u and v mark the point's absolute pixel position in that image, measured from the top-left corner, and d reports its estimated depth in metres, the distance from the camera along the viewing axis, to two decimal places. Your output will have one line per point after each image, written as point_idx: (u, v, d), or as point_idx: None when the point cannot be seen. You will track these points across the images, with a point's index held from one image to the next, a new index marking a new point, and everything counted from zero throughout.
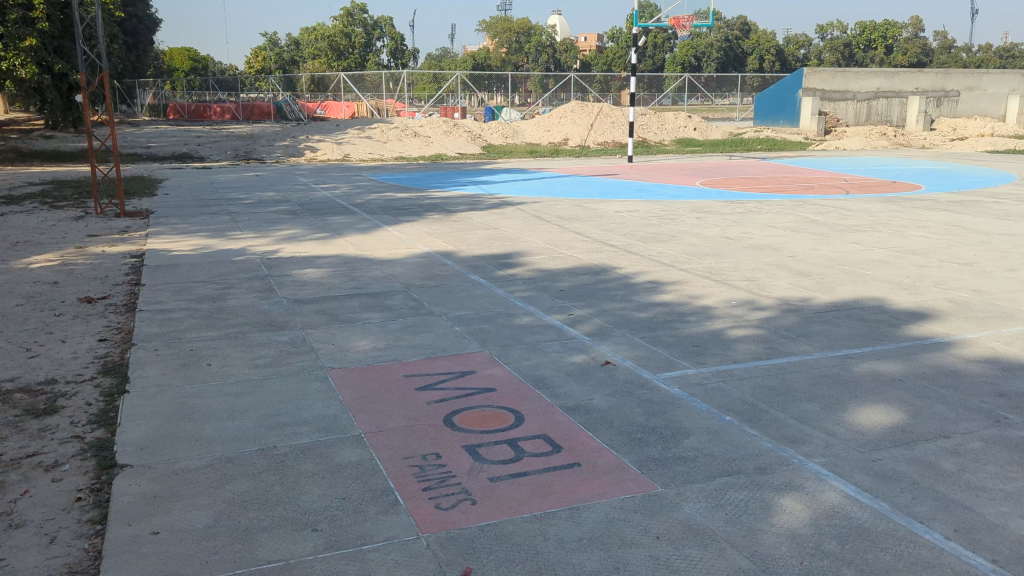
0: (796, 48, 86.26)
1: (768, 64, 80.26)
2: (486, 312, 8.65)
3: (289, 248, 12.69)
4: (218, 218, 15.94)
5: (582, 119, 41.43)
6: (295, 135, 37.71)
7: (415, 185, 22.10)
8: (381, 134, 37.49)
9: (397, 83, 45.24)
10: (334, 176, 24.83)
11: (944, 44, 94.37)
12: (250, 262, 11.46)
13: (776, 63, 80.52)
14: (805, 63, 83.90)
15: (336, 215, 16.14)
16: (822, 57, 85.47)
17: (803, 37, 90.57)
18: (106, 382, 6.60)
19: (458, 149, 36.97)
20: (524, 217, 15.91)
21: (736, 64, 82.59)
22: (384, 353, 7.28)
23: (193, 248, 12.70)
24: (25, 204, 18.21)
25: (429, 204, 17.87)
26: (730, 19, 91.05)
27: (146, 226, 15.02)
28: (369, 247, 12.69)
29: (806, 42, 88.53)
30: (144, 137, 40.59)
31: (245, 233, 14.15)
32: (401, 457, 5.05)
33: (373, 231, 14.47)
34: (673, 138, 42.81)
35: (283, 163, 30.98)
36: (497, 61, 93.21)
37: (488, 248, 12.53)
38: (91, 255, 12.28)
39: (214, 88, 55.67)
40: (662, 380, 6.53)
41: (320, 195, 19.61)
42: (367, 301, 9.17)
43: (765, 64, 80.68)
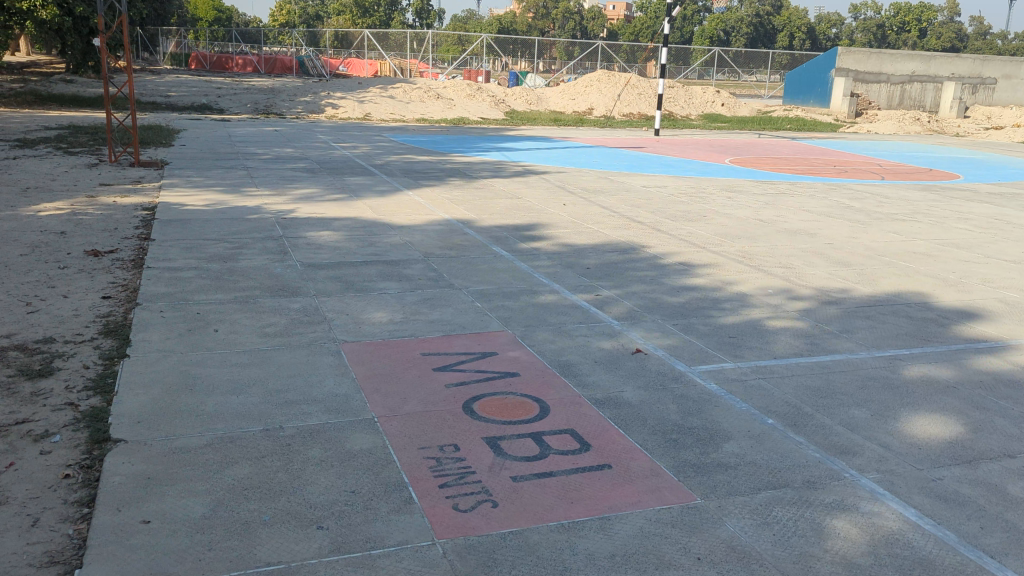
0: (828, 27, 84.49)
1: (799, 42, 78.72)
2: (508, 289, 8.22)
3: (305, 207, 12.27)
4: (234, 172, 15.53)
5: (608, 88, 40.59)
6: (316, 91, 37.11)
7: (437, 148, 21.58)
8: (403, 94, 36.83)
9: (421, 43, 44.43)
10: (355, 135, 24.34)
11: (980, 29, 92.17)
12: (264, 222, 11.05)
13: (806, 41, 78.96)
14: (837, 42, 82.20)
15: (355, 176, 15.70)
16: (854, 38, 83.70)
17: (836, 17, 88.63)
18: (107, 344, 6.20)
19: (481, 113, 36.28)
20: (548, 188, 15.41)
21: (766, 40, 81.00)
22: (401, 327, 6.88)
23: (206, 203, 12.29)
24: (39, 148, 17.85)
25: (451, 169, 17.38)
26: None
27: (160, 177, 14.64)
28: (388, 211, 12.25)
29: (838, 22, 86.70)
30: (164, 85, 40.09)
31: (261, 189, 13.72)
32: (417, 447, 4.65)
33: (392, 193, 14.03)
34: (700, 114, 41.83)
35: (303, 119, 30.45)
36: (524, 26, 91.90)
37: (511, 218, 12.07)
38: (101, 205, 11.89)
39: (237, 39, 54.97)
40: (697, 374, 6.09)
41: (339, 154, 19.16)
42: (384, 269, 8.76)
43: (795, 42, 79.08)
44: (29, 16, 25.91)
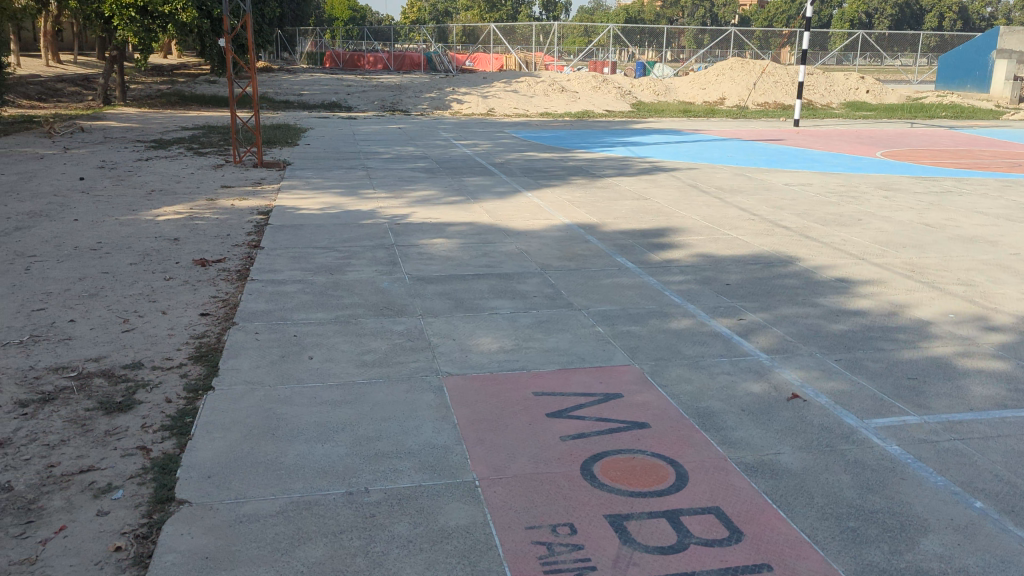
0: (983, 6, 77.94)
1: (949, 22, 73.20)
2: (636, 310, 7.24)
3: (421, 211, 11.71)
4: (354, 173, 15.22)
5: (742, 77, 38.46)
6: (442, 86, 37.00)
7: (560, 144, 20.68)
8: (528, 88, 36.16)
9: (546, 36, 43.70)
10: (477, 131, 23.82)
11: None
12: (376, 228, 10.52)
13: (958, 22, 73.08)
14: (993, 22, 75.79)
15: (474, 176, 15.06)
16: (1012, 17, 77.11)
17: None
18: (194, 372, 5.69)
19: (607, 106, 35.11)
20: (678, 186, 14.25)
21: (913, 22, 75.60)
22: (512, 356, 6.05)
23: (321, 206, 11.92)
24: (171, 149, 18.24)
25: (575, 167, 16.46)
26: None
27: (281, 178, 14.49)
28: (506, 215, 11.49)
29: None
30: (298, 84, 41.13)
31: (378, 191, 13.28)
32: (523, 527, 3.80)
33: (511, 194, 13.28)
34: (842, 102, 38.94)
35: (427, 116, 30.30)
36: (652, 15, 89.61)
37: (638, 222, 11.04)
38: (220, 208, 11.72)
39: (369, 37, 56.04)
40: (872, 433, 4.94)
41: (460, 152, 18.62)
42: (497, 284, 7.96)
43: (945, 22, 73.41)
44: (170, 20, 26.84)
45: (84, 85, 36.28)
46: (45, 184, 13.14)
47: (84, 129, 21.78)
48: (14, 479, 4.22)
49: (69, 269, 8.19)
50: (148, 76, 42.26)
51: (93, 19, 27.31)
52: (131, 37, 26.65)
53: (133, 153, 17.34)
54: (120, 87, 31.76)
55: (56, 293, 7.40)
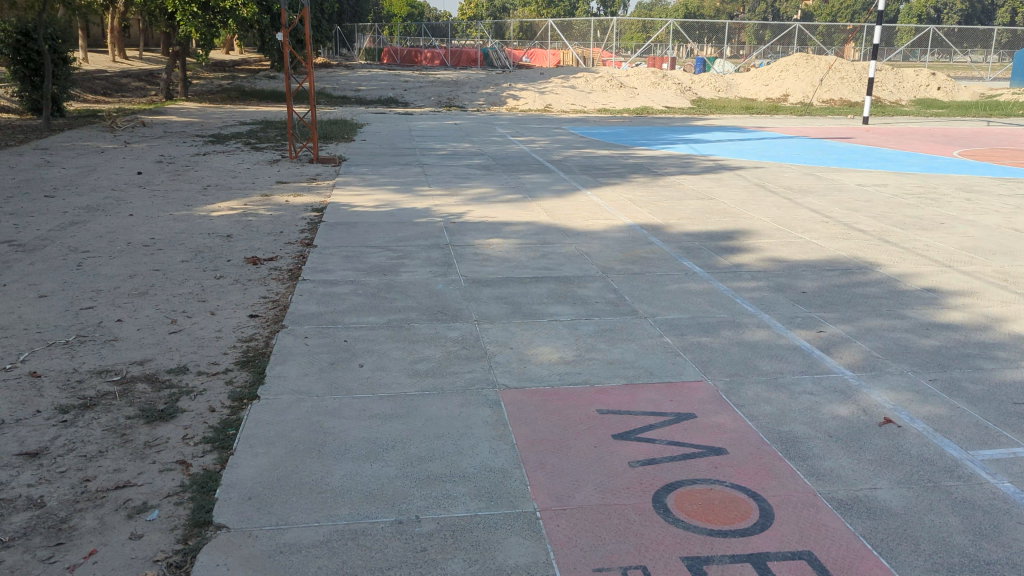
0: None
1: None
2: (705, 319, 6.76)
3: (477, 209, 11.38)
4: (409, 169, 14.97)
5: (807, 73, 37.27)
6: (498, 82, 36.67)
7: (618, 141, 20.15)
8: (585, 84, 35.58)
9: (604, 31, 43.02)
10: (534, 128, 23.41)
11: None
12: (431, 227, 10.21)
13: None
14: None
15: (531, 173, 14.67)
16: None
17: None
18: (240, 379, 5.42)
19: (666, 102, 34.33)
20: (744, 185, 13.63)
21: (985, 17, 72.79)
22: (574, 368, 5.64)
23: (376, 204, 11.66)
24: (229, 144, 18.25)
25: (635, 165, 15.94)
26: None
27: (336, 174, 14.32)
28: (565, 214, 11.07)
29: None
30: (356, 80, 41.23)
31: (434, 188, 12.99)
32: (590, 569, 3.41)
33: (570, 193, 12.86)
34: (912, 99, 37.44)
35: (484, 112, 29.98)
36: (711, 10, 87.98)
37: (704, 224, 10.52)
38: (274, 204, 11.55)
39: (426, 33, 56.08)
40: (980, 467, 4.41)
41: (516, 149, 18.24)
42: (557, 289, 7.57)
43: (1019, 17, 70.44)
44: (230, 15, 27.03)
45: (148, 81, 36.92)
46: (104, 178, 13.17)
47: (145, 124, 22.01)
48: (47, 494, 3.98)
49: (120, 266, 8.05)
50: (210, 71, 42.87)
51: (157, 14, 27.67)
52: (193, 32, 26.90)
53: (191, 148, 17.37)
54: (182, 82, 32.20)
55: (106, 291, 7.24)
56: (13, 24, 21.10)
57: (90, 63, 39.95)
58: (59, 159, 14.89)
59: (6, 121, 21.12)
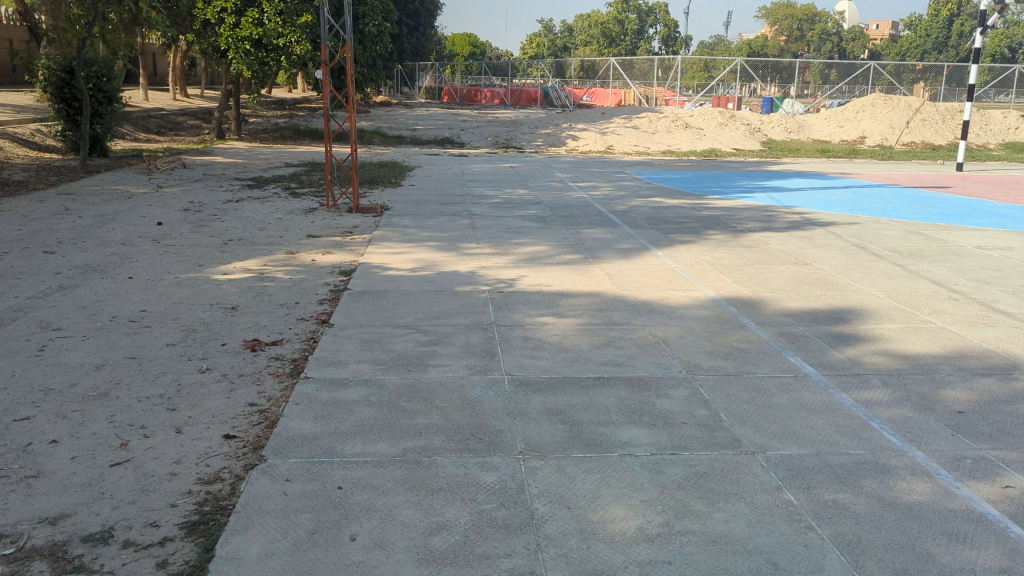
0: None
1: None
2: (837, 458, 4.86)
3: (530, 273, 9.71)
4: (456, 220, 13.42)
5: (886, 114, 34.86)
6: (558, 122, 35.23)
7: (688, 188, 18.30)
8: (649, 125, 33.90)
9: (668, 71, 41.40)
10: (595, 172, 21.74)
11: None
12: (473, 298, 8.54)
13: None
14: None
15: (592, 227, 12.97)
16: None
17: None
18: (178, 557, 3.80)
19: (735, 144, 32.38)
20: (841, 244, 11.65)
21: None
22: (660, 554, 3.85)
23: (412, 266, 10.06)
24: (267, 189, 17.06)
25: (709, 217, 14.09)
26: None
27: (374, 226, 12.85)
28: (632, 282, 9.29)
29: None
30: (413, 119, 40.37)
31: (480, 245, 11.37)
32: None
33: (639, 252, 11.13)
34: (1001, 141, 34.48)
35: (542, 154, 28.50)
36: (776, 49, 85.92)
37: (804, 298, 8.62)
38: (297, 266, 10.09)
39: (487, 72, 55.23)
40: None
41: (575, 197, 16.59)
42: (629, 399, 5.76)
43: None
44: (283, 52, 26.23)
45: (204, 118, 36.61)
46: (119, 228, 11.97)
47: (186, 165, 21.09)
48: None
49: (88, 352, 6.62)
50: (269, 110, 42.56)
51: (210, 52, 27.09)
52: (245, 69, 26.16)
53: (227, 193, 16.20)
54: (236, 120, 31.62)
55: (58, 391, 5.79)
56: (57, 60, 20.48)
57: (151, 101, 39.95)
58: (80, 206, 13.82)
59: (47, 161, 20.44)
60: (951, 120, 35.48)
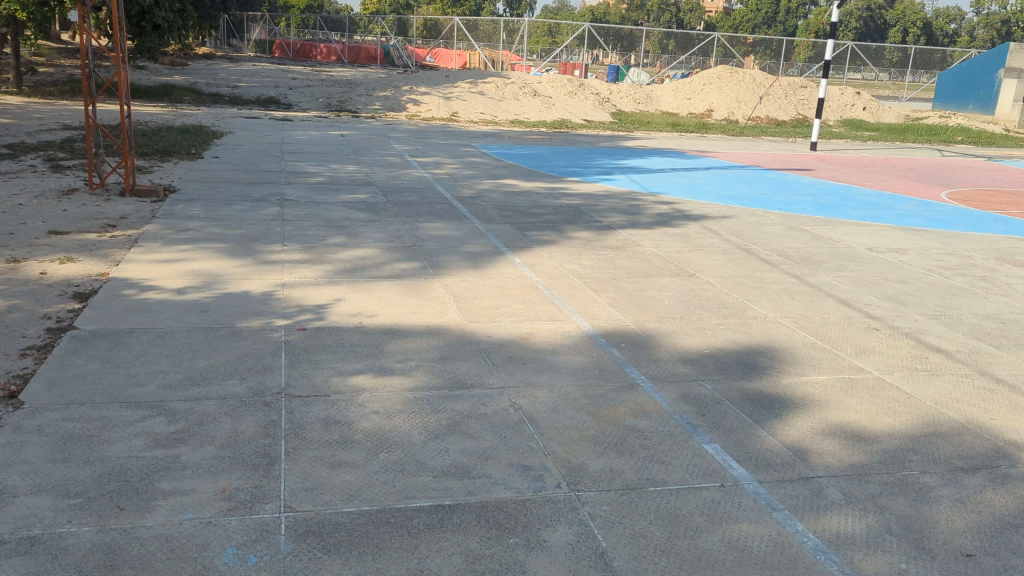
0: (945, 23, 79.75)
1: (913, 36, 75.90)
2: None
3: (347, 294, 7.25)
4: (261, 210, 10.67)
5: (731, 88, 34.43)
6: (397, 84, 32.30)
7: (543, 168, 16.25)
8: (495, 91, 31.61)
9: (514, 34, 39.24)
10: (436, 144, 19.34)
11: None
12: (261, 341, 6.00)
13: (921, 37, 75.54)
14: (953, 40, 76.93)
15: (432, 219, 10.66)
16: (975, 34, 77.40)
17: (955, 13, 81.55)
18: None
19: (585, 115, 30.80)
20: (724, 246, 9.95)
21: (878, 35, 79.26)
22: None
23: (186, 284, 7.34)
24: (23, 160, 13.46)
25: (568, 207, 12.11)
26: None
27: (150, 217, 9.92)
28: (482, 308, 7.07)
29: (956, 16, 80.68)
30: (236, 74, 36.06)
31: (287, 248, 8.78)
32: None
33: (491, 256, 8.95)
34: (840, 119, 34.94)
35: (379, 120, 25.71)
36: (618, 17, 86.30)
37: (699, 332, 6.72)
38: (12, 286, 7.12)
39: (323, 26, 51.00)
40: None
41: (414, 177, 14.14)
42: (477, 562, 3.51)
43: (907, 37, 75.72)
44: None
45: None
46: None
47: None
48: None
49: None
50: (64, 58, 36.79)
51: None
52: (17, 11, 21.44)
53: None
54: (14, 69, 26.56)
55: None
56: None
57: None
58: None
59: None
60: (793, 95, 35.61)
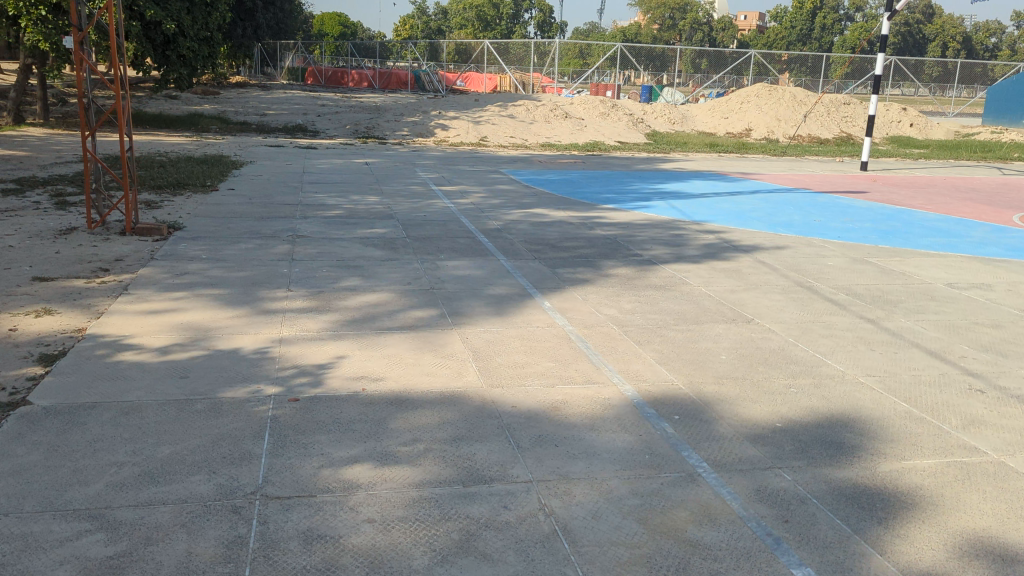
0: (985, 36, 77.67)
1: (953, 50, 74.12)
2: None
3: (352, 352, 6.24)
4: (270, 248, 9.76)
5: (771, 105, 33.26)
6: (426, 109, 31.64)
7: (576, 194, 15.26)
8: (525, 113, 30.78)
9: (545, 56, 38.48)
10: (464, 171, 18.45)
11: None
12: (245, 416, 4.98)
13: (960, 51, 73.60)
14: (995, 53, 74.84)
15: (456, 256, 9.69)
16: (1018, 47, 75.16)
17: (996, 27, 79.49)
18: None
19: (619, 137, 29.81)
20: (782, 284, 8.82)
21: (916, 50, 77.39)
22: None
23: (171, 339, 6.36)
24: (27, 196, 12.74)
25: (605, 239, 11.06)
26: (913, 2, 80.89)
27: (147, 258, 9.05)
28: (508, 368, 6.03)
29: (997, 29, 78.69)
30: (265, 102, 35.66)
31: (292, 294, 7.82)
32: None
33: (519, 301, 7.92)
34: (885, 136, 33.56)
35: (407, 146, 24.96)
36: (648, 37, 85.36)
37: (767, 400, 5.61)
38: None
39: (353, 53, 50.75)
40: None
41: (438, 207, 13.23)
42: None
43: (946, 51, 73.97)
44: None
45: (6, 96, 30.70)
46: None
47: None
48: None
49: None
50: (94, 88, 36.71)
51: None
52: (40, 41, 20.98)
53: None
54: (41, 102, 26.30)
55: None
56: None
57: None
58: None
59: None
60: (836, 112, 34.31)
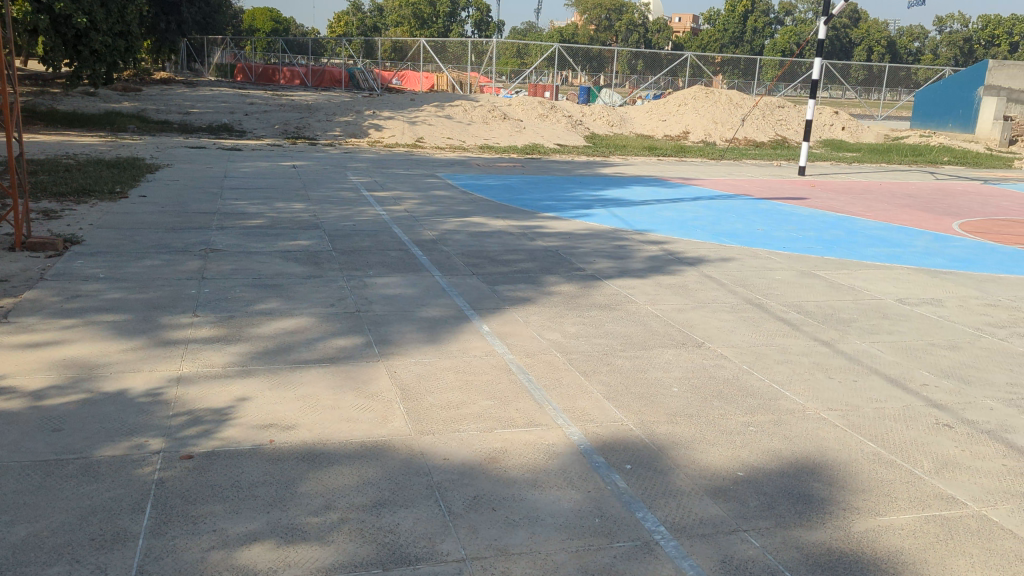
0: (909, 41, 79.77)
1: (878, 55, 75.90)
2: None
3: (261, 392, 5.50)
4: (179, 264, 8.89)
5: (708, 108, 33.31)
6: (360, 108, 30.66)
7: (514, 201, 14.65)
8: (463, 114, 30.07)
9: (482, 56, 37.78)
10: (398, 175, 17.67)
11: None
12: (125, 480, 4.23)
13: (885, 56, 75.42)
14: (918, 58, 76.86)
15: (385, 272, 8.98)
16: (941, 52, 77.33)
17: (919, 33, 81.74)
18: None
19: (557, 139, 29.36)
20: (731, 301, 8.37)
21: (844, 55, 79.06)
22: None
23: (49, 379, 5.53)
24: None
25: (546, 251, 10.48)
26: (841, 7, 82.68)
27: (35, 277, 8.11)
28: (440, 409, 5.37)
29: (920, 34, 80.91)
30: (191, 100, 34.14)
31: (198, 320, 7.02)
32: None
33: (453, 324, 7.27)
34: (818, 139, 33.91)
35: (339, 148, 24.02)
36: (585, 38, 85.33)
37: (727, 442, 5.07)
38: None
39: (285, 49, 49.25)
40: None
41: (369, 215, 12.47)
42: None
43: (872, 56, 75.69)
44: None
45: None
46: None
47: None
48: None
49: None
50: None
51: None
52: None
53: None
54: None
55: None
56: None
57: None
58: None
59: None
60: (771, 115, 34.55)
